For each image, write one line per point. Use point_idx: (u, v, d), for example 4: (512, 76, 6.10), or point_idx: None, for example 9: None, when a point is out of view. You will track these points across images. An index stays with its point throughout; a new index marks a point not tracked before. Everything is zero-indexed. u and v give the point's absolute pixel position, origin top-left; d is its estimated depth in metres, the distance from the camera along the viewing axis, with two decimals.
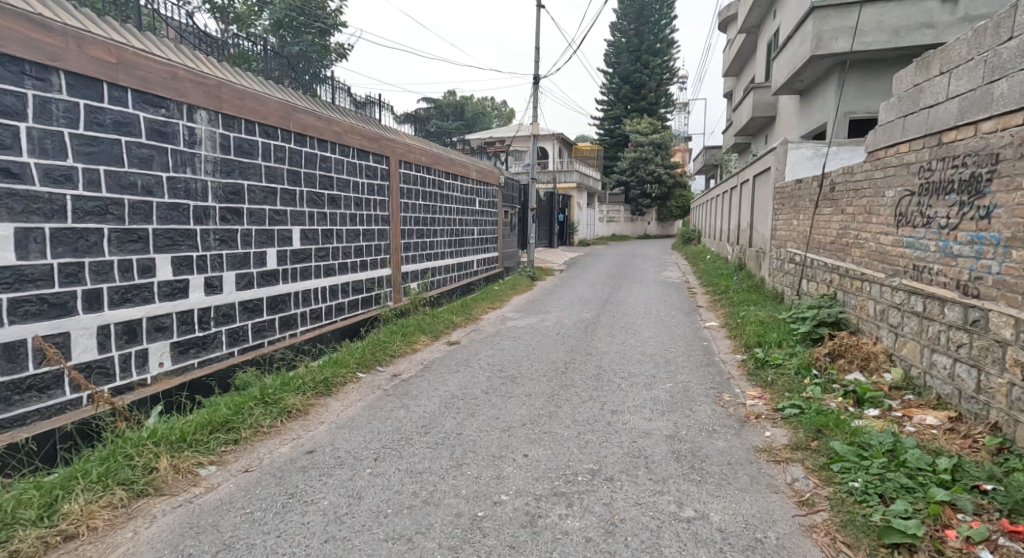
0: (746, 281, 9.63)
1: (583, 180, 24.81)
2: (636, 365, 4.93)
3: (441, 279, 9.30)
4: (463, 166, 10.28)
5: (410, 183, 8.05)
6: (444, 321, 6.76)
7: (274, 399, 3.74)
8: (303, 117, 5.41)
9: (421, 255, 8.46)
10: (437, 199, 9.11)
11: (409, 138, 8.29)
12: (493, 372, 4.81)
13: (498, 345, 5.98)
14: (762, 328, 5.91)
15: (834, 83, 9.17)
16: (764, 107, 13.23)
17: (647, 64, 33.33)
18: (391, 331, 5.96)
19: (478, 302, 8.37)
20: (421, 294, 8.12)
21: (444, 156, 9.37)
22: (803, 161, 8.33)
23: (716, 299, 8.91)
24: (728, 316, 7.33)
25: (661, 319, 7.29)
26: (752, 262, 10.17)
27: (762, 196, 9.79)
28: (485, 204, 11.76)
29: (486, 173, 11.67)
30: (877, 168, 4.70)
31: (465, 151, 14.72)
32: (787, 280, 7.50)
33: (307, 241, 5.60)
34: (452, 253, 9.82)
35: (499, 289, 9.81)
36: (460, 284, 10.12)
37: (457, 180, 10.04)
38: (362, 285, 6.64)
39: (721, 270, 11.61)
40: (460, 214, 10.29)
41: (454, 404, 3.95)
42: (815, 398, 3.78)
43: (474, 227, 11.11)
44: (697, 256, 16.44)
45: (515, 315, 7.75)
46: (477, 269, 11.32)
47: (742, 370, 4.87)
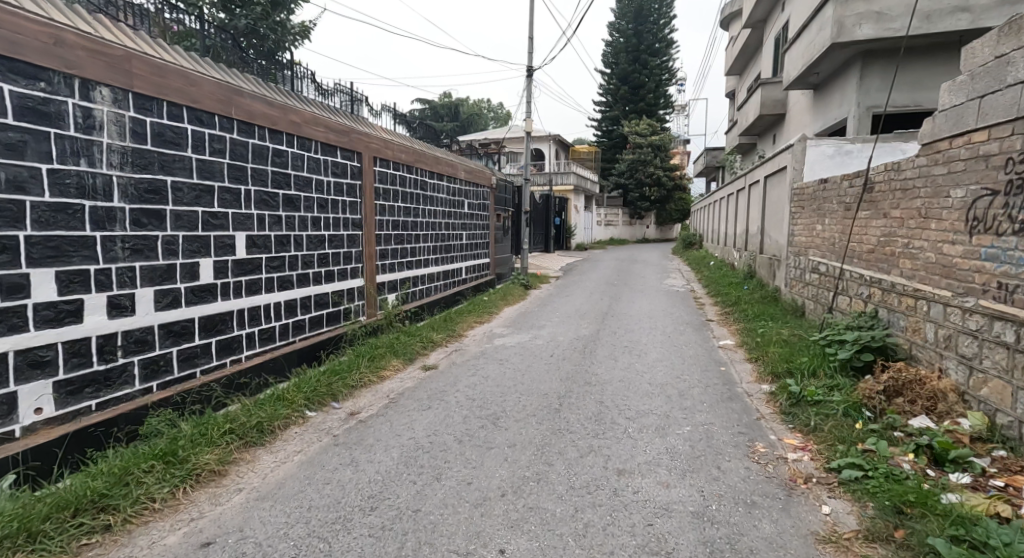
0: (759, 291, 8.81)
1: (580, 183, 24.03)
2: (644, 400, 4.10)
3: (424, 289, 8.47)
4: (449, 165, 9.45)
5: (387, 183, 7.22)
6: (423, 340, 5.91)
7: (183, 457, 2.89)
8: (251, 102, 4.58)
9: (400, 263, 7.63)
10: (420, 200, 8.29)
11: (387, 133, 7.46)
12: (472, 410, 3.97)
13: (482, 370, 5.14)
14: (788, 352, 5.09)
15: (853, 77, 8.38)
16: (773, 104, 12.43)
17: (646, 64, 32.58)
18: (357, 355, 5.11)
19: (464, 316, 7.53)
20: (399, 307, 7.27)
21: (428, 154, 8.55)
22: (824, 160, 7.59)
23: (727, 311, 8.09)
24: (743, 334, 6.51)
25: (669, 336, 6.46)
26: (764, 270, 9.36)
27: (776, 198, 8.99)
28: (474, 207, 10.94)
29: (476, 173, 10.85)
30: (937, 163, 3.89)
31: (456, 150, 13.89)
32: (811, 292, 6.67)
33: (256, 250, 4.75)
34: (437, 260, 9.00)
35: (489, 300, 8.97)
36: (446, 294, 9.29)
37: (442, 181, 9.21)
38: (327, 299, 5.79)
39: (729, 278, 10.80)
40: (446, 217, 9.46)
41: (416, 459, 3.12)
42: (882, 456, 2.93)
43: (462, 232, 10.30)
44: (701, 262, 15.64)
45: (504, 331, 6.91)
46: (466, 277, 10.49)
47: (773, 408, 4.04)
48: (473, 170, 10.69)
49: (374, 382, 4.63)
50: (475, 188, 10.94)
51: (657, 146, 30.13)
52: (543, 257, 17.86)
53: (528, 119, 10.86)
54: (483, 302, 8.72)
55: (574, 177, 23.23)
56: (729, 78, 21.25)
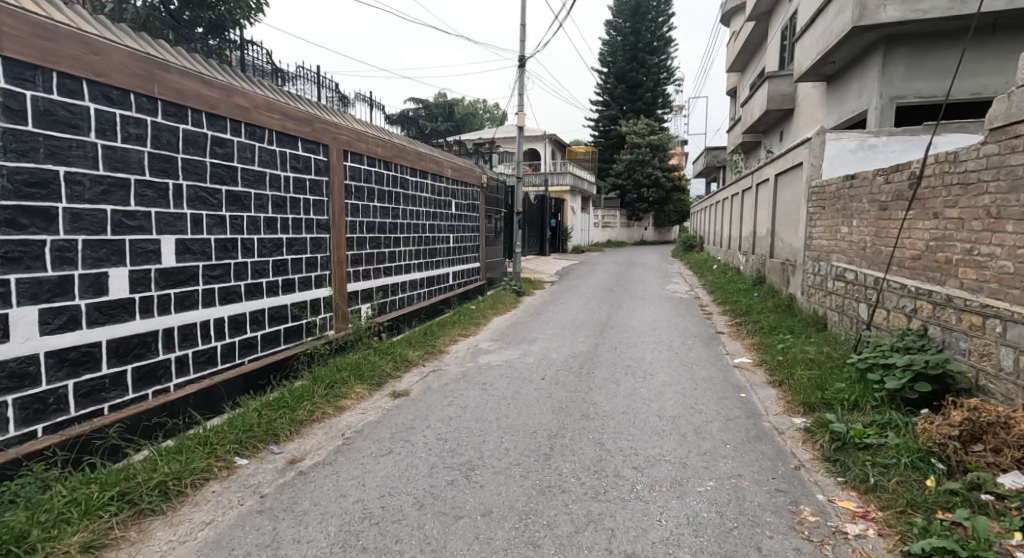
0: (771, 300, 8.08)
1: (577, 184, 23.32)
2: (654, 444, 3.37)
3: (405, 297, 7.73)
4: (434, 162, 8.70)
5: (360, 180, 6.47)
6: (394, 361, 5.17)
7: (32, 544, 2.17)
8: (183, 80, 3.83)
9: (377, 270, 6.90)
10: (401, 200, 7.55)
11: (361, 124, 6.71)
12: (441, 455, 3.24)
13: (462, 396, 4.39)
14: (819, 377, 4.35)
15: (875, 66, 7.67)
16: (781, 99, 11.74)
17: (644, 62, 31.92)
18: (313, 380, 4.36)
19: (448, 328, 6.78)
20: (373, 320, 6.52)
21: (409, 149, 7.79)
22: (845, 155, 6.83)
23: (739, 323, 7.37)
24: (760, 350, 5.78)
25: (676, 353, 5.73)
26: (776, 276, 8.63)
27: (790, 197, 8.26)
28: (462, 208, 10.19)
29: (464, 171, 10.11)
30: (1015, 151, 3.19)
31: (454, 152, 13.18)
32: (838, 303, 5.95)
33: (189, 257, 3.98)
34: (419, 265, 8.26)
35: (477, 309, 8.22)
36: (430, 303, 8.54)
37: (426, 179, 8.47)
38: (284, 312, 5.04)
39: (736, 284, 10.08)
40: (430, 218, 8.70)
41: (359, 535, 2.39)
42: (981, 537, 2.20)
43: (449, 235, 9.57)
44: (703, 266, 14.93)
45: (491, 347, 6.16)
46: (453, 284, 9.76)
47: (813, 452, 3.29)
48: (461, 168, 9.96)
49: (329, 416, 3.87)
50: (464, 186, 10.19)
51: (656, 146, 29.47)
52: (539, 260, 17.12)
53: (520, 114, 10.10)
54: (472, 311, 7.97)
55: (571, 177, 22.51)
56: (730, 75, 20.59)
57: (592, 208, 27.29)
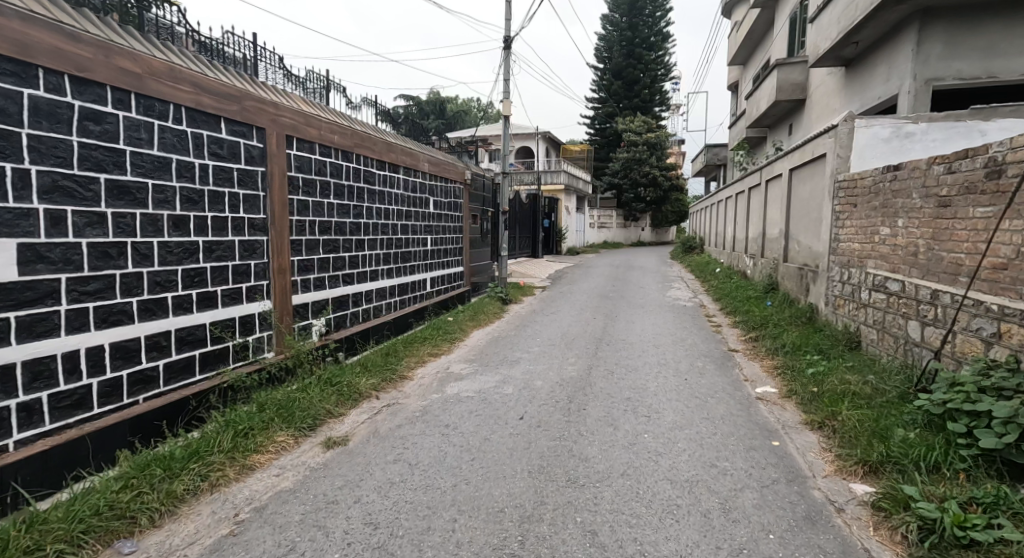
0: (787, 311, 7.16)
1: (571, 183, 22.39)
2: (663, 533, 2.42)
3: (370, 308, 6.76)
4: (407, 154, 7.71)
5: (312, 173, 5.51)
6: (337, 396, 4.16)
7: None
8: (30, 30, 2.91)
9: (333, 278, 5.91)
10: (365, 197, 6.58)
11: (314, 106, 5.71)
12: (360, 549, 2.32)
13: (416, 447, 3.43)
14: (874, 423, 3.39)
15: (908, 44, 6.72)
16: (791, 89, 10.82)
17: (641, 58, 30.93)
18: (220, 426, 3.35)
19: (415, 346, 5.80)
20: (327, 338, 5.57)
21: (375, 138, 6.80)
22: (877, 145, 5.90)
23: (755, 339, 6.42)
24: (785, 376, 4.82)
25: (684, 380, 4.77)
26: (792, 283, 7.71)
27: (810, 194, 7.33)
28: (441, 206, 9.19)
29: (444, 166, 9.14)
30: None
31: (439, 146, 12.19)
32: (878, 320, 5.00)
33: (44, 266, 3.05)
34: (389, 271, 7.30)
35: (455, 320, 7.25)
36: (403, 313, 7.58)
37: (397, 173, 7.49)
38: (199, 334, 4.05)
39: (745, 291, 9.15)
40: (404, 218, 7.75)
41: None
42: None
43: (426, 237, 8.58)
44: (705, 269, 14.03)
45: (465, 371, 5.19)
46: (431, 291, 8.79)
47: (896, 551, 2.34)
48: (440, 162, 8.98)
49: (224, 483, 2.87)
50: (443, 183, 9.19)
51: (654, 144, 28.62)
52: (530, 263, 16.13)
53: (505, 102, 9.03)
54: (448, 323, 7.00)
55: (566, 176, 21.52)
56: (732, 68, 19.66)
57: (587, 208, 26.35)
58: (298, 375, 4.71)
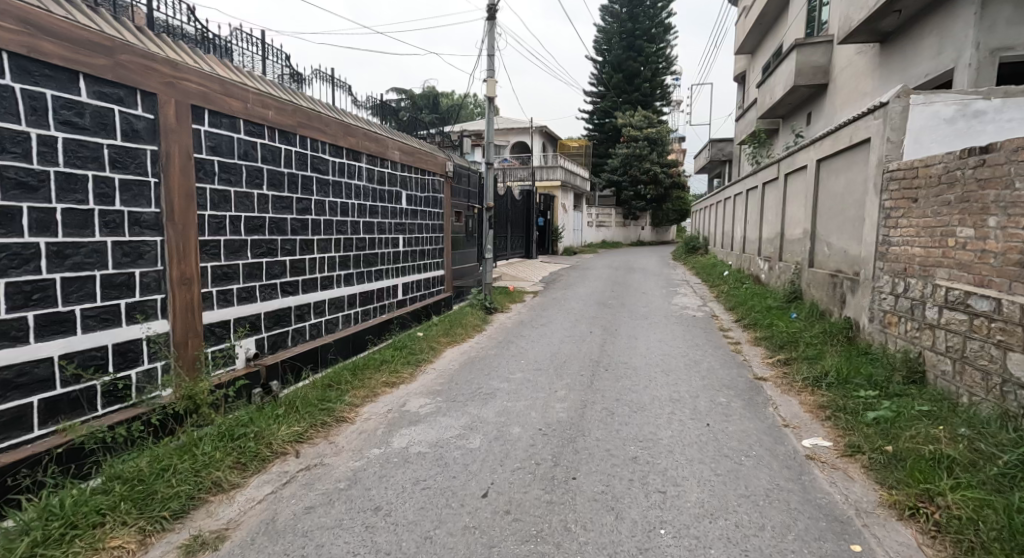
0: (819, 326, 6.06)
1: (568, 179, 21.28)
2: None
3: (321, 322, 5.66)
4: (370, 139, 6.57)
5: (236, 156, 4.39)
6: (234, 456, 3.04)
7: None
8: None
9: (266, 288, 4.81)
10: (313, 189, 5.47)
11: (239, 73, 4.56)
12: None
13: (321, 555, 2.33)
14: (1006, 521, 2.29)
15: (970, 7, 5.61)
16: (812, 72, 9.74)
17: (642, 50, 29.79)
18: (22, 527, 2.23)
19: (366, 376, 4.69)
20: (248, 370, 4.42)
21: (326, 116, 5.66)
22: (937, 127, 4.82)
23: (784, 362, 5.32)
24: (837, 421, 3.72)
25: (705, 428, 3.66)
26: (823, 293, 6.61)
27: (845, 188, 6.23)
28: (416, 201, 8.05)
29: (419, 156, 8.00)
30: None
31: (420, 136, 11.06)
32: (954, 347, 3.91)
33: None
34: (347, 277, 6.20)
35: (426, 336, 6.14)
36: (367, 325, 6.49)
37: (359, 162, 6.36)
38: (41, 372, 2.96)
39: (763, 300, 8.05)
40: (368, 214, 6.63)
41: None
42: None
43: (397, 237, 7.46)
44: (712, 273, 12.95)
45: (425, 410, 4.09)
46: (404, 299, 7.68)
47: None
48: (414, 151, 7.85)
49: None
50: (417, 174, 8.05)
51: (654, 140, 27.57)
52: (523, 264, 15.02)
53: (489, 80, 7.82)
54: (416, 341, 5.90)
55: (562, 171, 20.38)
56: (739, 57, 18.50)
57: (585, 205, 25.22)
58: (196, 420, 3.58)
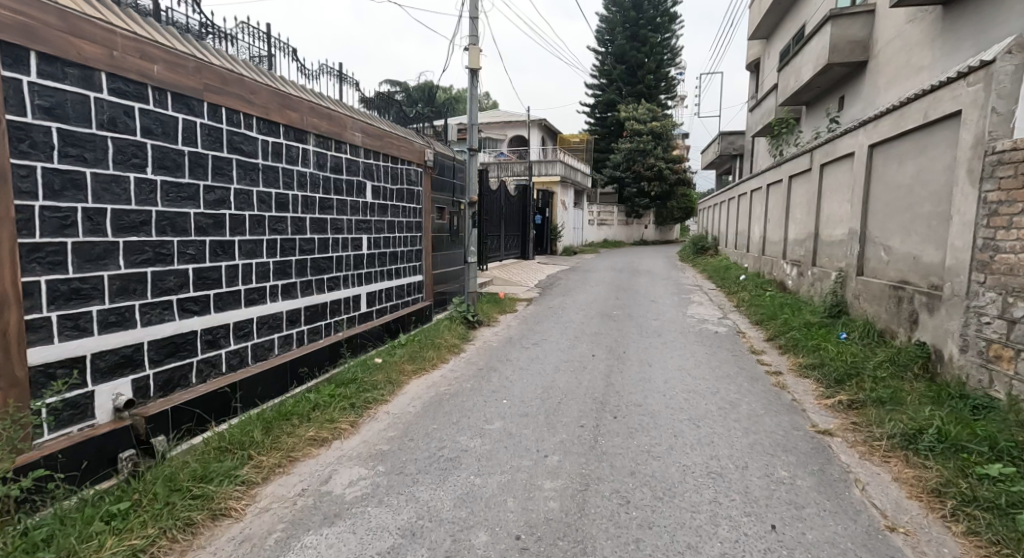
0: (884, 353, 4.78)
1: (569, 175, 20.01)
2: None
3: (245, 348, 4.41)
4: (320, 115, 5.32)
5: (96, 123, 3.13)
6: None
7: None
8: None
9: (152, 307, 3.54)
10: (231, 176, 4.19)
11: (104, 8, 3.29)
12: None
13: None
14: None
15: None
16: (848, 47, 8.50)
17: (646, 40, 28.43)
18: None
19: (281, 430, 3.41)
20: (108, 434, 3.11)
21: (252, 81, 4.39)
22: None
23: (849, 405, 4.06)
24: (973, 526, 2.46)
25: (772, 535, 2.42)
26: (885, 310, 5.32)
27: (916, 178, 4.94)
28: (386, 195, 6.77)
29: (388, 141, 6.74)
30: None
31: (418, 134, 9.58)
32: None
33: None
34: (286, 288, 4.94)
35: (382, 365, 4.86)
36: (317, 346, 5.24)
37: (303, 143, 5.10)
38: None
39: (798, 314, 6.78)
40: (316, 208, 5.35)
41: None
42: None
43: (358, 237, 6.20)
44: (727, 278, 11.69)
45: (356, 493, 2.83)
46: (368, 311, 6.41)
47: None
48: (381, 135, 6.59)
49: None
50: (387, 162, 6.78)
51: (658, 134, 26.32)
52: (518, 267, 13.73)
53: (471, 49, 6.51)
54: (367, 372, 4.62)
55: (562, 166, 19.09)
56: (753, 42, 17.18)
57: (586, 203, 23.92)
58: None
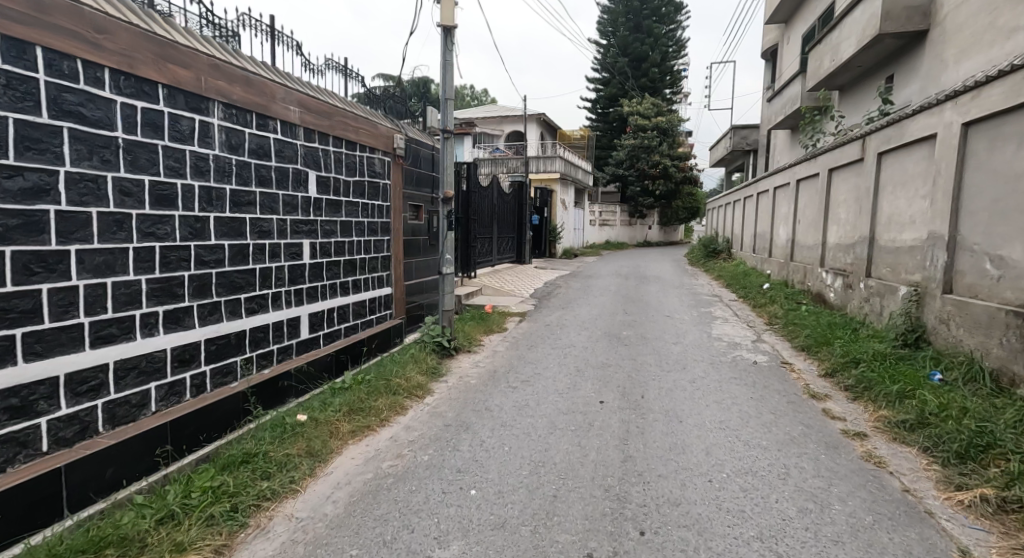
0: (1015, 411, 3.39)
1: (569, 172, 18.60)
2: None
3: (92, 410, 3.00)
4: (228, 77, 3.90)
5: None
6: None
7: None
8: None
9: None
10: (58, 154, 2.81)
11: None
12: None
13: None
14: None
15: None
16: (905, 14, 7.08)
17: (650, 31, 27.05)
18: None
19: None
20: None
21: (100, 14, 2.98)
22: None
23: (998, 505, 2.67)
24: None
25: None
26: (1005, 348, 3.91)
27: None
28: (338, 188, 5.36)
29: (339, 120, 5.32)
30: None
31: (418, 133, 7.21)
32: None
33: None
34: (171, 316, 3.52)
35: (303, 428, 3.45)
36: (226, 392, 3.82)
37: (202, 115, 3.71)
38: None
39: (859, 341, 5.37)
40: (224, 204, 3.94)
41: None
42: None
43: (297, 242, 4.78)
44: (748, 286, 10.29)
45: None
46: (311, 338, 4.99)
47: None
48: (329, 112, 5.18)
49: None
50: (339, 147, 5.36)
51: (665, 129, 24.82)
52: (512, 272, 12.31)
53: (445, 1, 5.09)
54: (277, 443, 3.22)
55: (562, 162, 17.68)
56: (770, 27, 15.77)
57: (586, 201, 22.51)
58: None
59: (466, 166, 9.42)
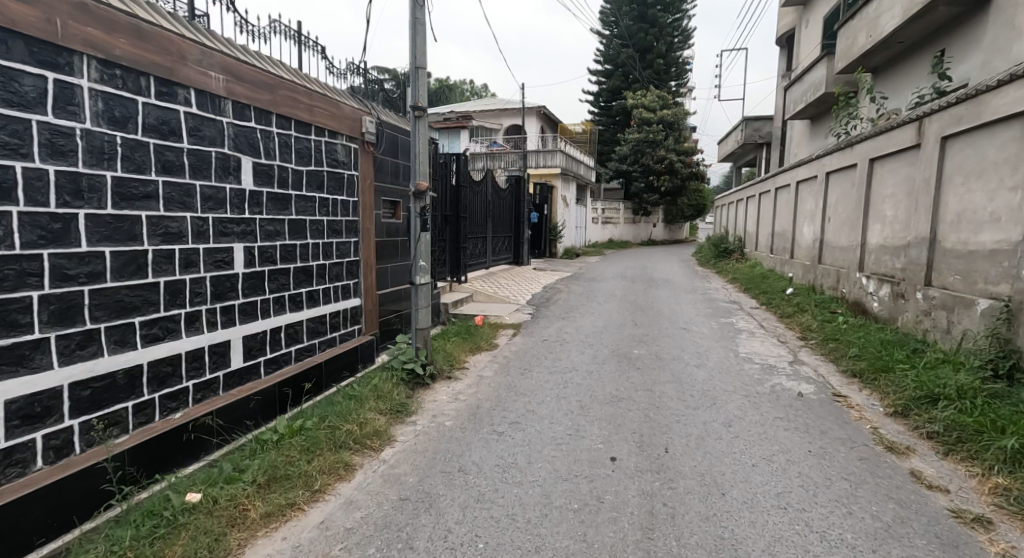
0: None
1: (570, 166, 17.55)
2: None
3: None
4: (104, 24, 2.87)
5: None
6: None
7: None
8: None
9: None
10: None
11: None
12: None
13: None
14: None
15: None
16: None
17: (655, 21, 25.93)
18: None
19: None
20: None
21: None
22: None
23: None
24: None
25: None
26: None
27: None
28: (285, 179, 4.31)
29: (285, 93, 4.26)
30: None
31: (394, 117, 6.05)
32: None
33: None
34: (9, 355, 2.53)
35: (191, 520, 2.42)
36: (90, 459, 2.77)
37: (60, 74, 2.70)
38: None
39: (931, 368, 4.33)
40: (104, 196, 2.91)
41: None
42: None
43: (226, 248, 3.74)
44: (769, 291, 9.25)
45: None
46: (246, 367, 3.95)
47: None
48: (270, 83, 4.12)
49: None
50: (285, 128, 4.29)
51: (670, 123, 23.75)
52: (507, 275, 11.29)
53: None
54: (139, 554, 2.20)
55: (563, 156, 16.63)
56: (787, 10, 14.66)
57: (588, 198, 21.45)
58: None
59: (455, 159, 8.34)
